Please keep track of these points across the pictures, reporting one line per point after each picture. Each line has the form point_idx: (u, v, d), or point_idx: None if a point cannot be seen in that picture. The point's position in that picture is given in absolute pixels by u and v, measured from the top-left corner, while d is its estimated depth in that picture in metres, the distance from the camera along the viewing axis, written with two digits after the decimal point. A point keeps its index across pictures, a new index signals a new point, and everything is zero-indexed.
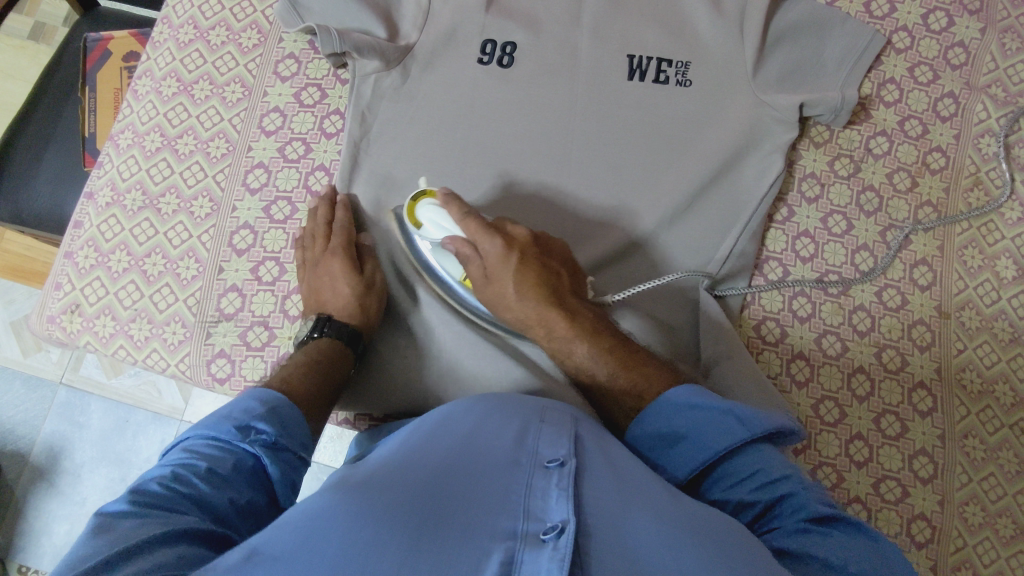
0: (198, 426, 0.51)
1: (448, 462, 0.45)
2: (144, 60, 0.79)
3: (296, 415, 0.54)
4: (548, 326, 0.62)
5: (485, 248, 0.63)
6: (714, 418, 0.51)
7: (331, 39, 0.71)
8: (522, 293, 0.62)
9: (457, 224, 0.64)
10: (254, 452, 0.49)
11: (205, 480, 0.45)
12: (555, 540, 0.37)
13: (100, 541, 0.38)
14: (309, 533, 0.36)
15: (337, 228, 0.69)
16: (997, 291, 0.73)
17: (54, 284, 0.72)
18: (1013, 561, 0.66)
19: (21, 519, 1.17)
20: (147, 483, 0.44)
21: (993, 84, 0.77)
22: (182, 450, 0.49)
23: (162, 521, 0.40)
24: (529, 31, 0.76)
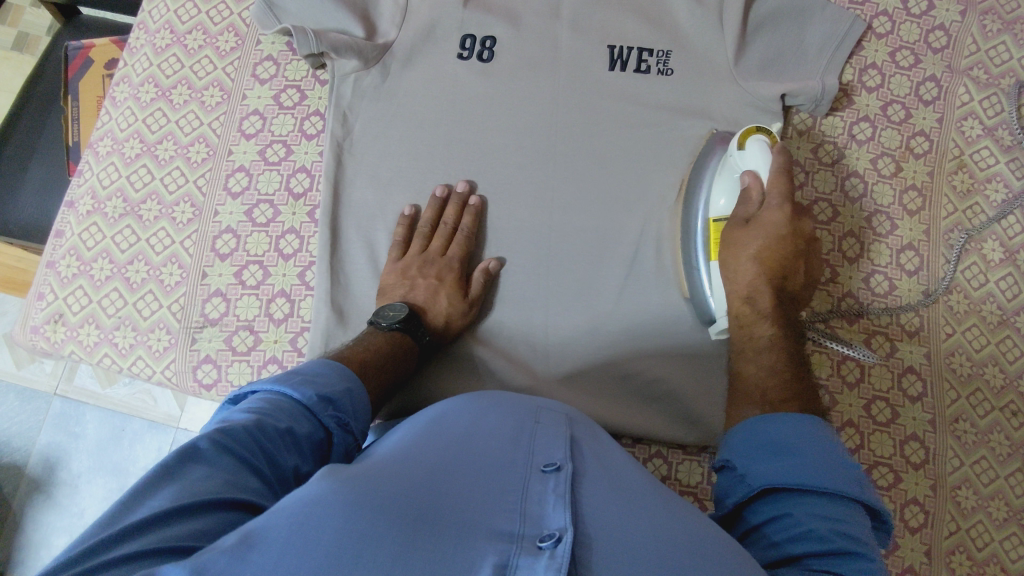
0: (277, 378, 0.51)
1: (446, 457, 0.45)
2: (122, 66, 0.78)
3: (365, 403, 0.55)
4: (749, 296, 0.61)
5: (771, 204, 0.62)
6: (834, 460, 0.47)
7: (308, 39, 0.70)
8: (760, 253, 0.61)
9: (771, 167, 0.62)
10: (328, 427, 0.50)
11: (281, 438, 0.45)
12: (552, 549, 0.37)
13: (167, 485, 0.39)
14: (305, 518, 0.36)
15: (461, 239, 0.70)
16: (984, 274, 0.73)
17: (38, 294, 0.72)
18: (1006, 544, 0.66)
19: (18, 531, 1.17)
20: (232, 422, 0.44)
21: (975, 66, 0.77)
22: (259, 399, 0.49)
23: (228, 477, 0.40)
24: (508, 25, 0.76)
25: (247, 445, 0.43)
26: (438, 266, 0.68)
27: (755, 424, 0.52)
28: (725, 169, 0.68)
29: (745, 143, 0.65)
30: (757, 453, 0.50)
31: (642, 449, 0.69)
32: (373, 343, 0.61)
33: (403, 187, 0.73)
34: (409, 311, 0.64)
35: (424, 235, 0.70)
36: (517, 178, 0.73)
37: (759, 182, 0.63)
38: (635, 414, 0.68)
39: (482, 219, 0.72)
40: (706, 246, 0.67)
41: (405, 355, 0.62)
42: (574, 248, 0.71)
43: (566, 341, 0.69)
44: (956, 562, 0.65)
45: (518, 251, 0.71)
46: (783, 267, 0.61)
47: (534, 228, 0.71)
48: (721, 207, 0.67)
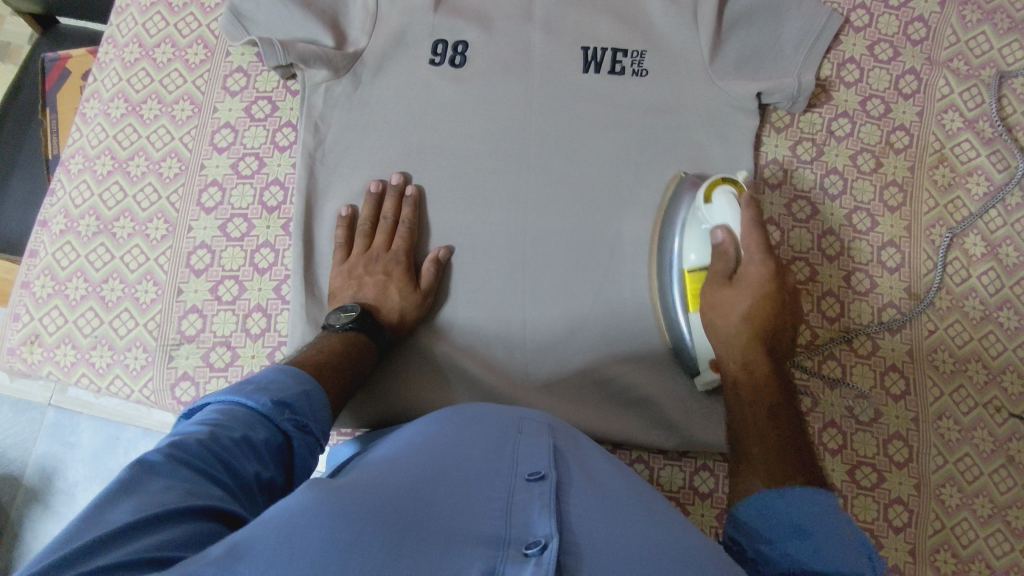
0: (229, 389, 0.51)
1: (428, 471, 0.44)
2: (91, 82, 0.78)
3: (323, 400, 0.55)
4: (746, 353, 0.60)
5: (751, 261, 0.62)
6: (846, 538, 0.44)
7: (275, 51, 0.70)
8: (751, 313, 0.61)
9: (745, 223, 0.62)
10: (286, 430, 0.50)
11: (237, 446, 0.45)
12: (538, 556, 0.36)
13: (125, 500, 0.38)
14: (289, 532, 0.35)
15: (404, 231, 0.70)
16: (967, 270, 0.72)
17: (14, 315, 0.71)
18: (991, 541, 0.66)
19: (16, 543, 1.18)
20: (185, 436, 0.44)
21: (955, 58, 0.76)
22: (212, 410, 0.48)
23: (187, 487, 0.40)
24: (480, 29, 0.75)
25: (201, 457, 0.43)
26: (384, 263, 0.69)
27: (757, 506, 0.48)
28: (693, 220, 0.66)
29: (712, 196, 0.64)
30: (764, 536, 0.46)
31: (625, 455, 0.69)
32: (327, 347, 0.61)
33: None
34: (361, 309, 0.64)
35: (366, 232, 0.70)
36: (491, 193, 0.72)
37: (733, 237, 0.63)
38: (623, 421, 0.68)
39: (422, 209, 0.72)
40: (683, 298, 0.66)
41: (362, 353, 0.62)
42: (552, 254, 0.70)
43: (545, 348, 0.69)
44: (941, 560, 0.65)
45: (494, 257, 0.70)
46: (771, 325, 0.61)
47: (508, 234, 0.71)
48: (693, 260, 0.65)
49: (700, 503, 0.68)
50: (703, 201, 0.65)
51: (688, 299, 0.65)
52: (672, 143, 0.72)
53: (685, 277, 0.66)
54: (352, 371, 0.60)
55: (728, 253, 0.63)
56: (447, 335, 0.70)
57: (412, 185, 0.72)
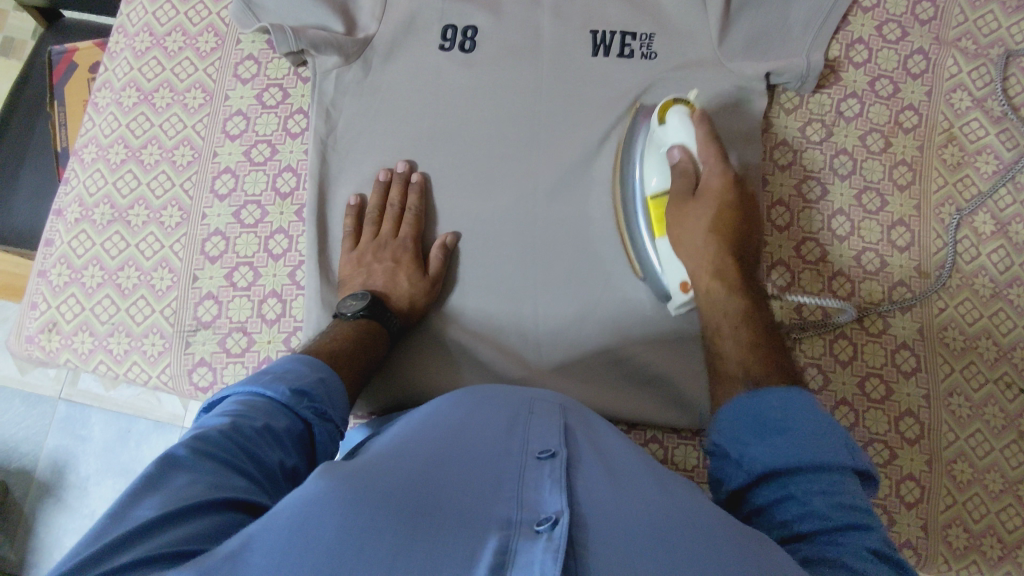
0: (248, 381, 0.51)
1: (440, 452, 0.45)
2: (103, 71, 0.78)
3: (339, 387, 0.55)
4: (717, 262, 0.62)
5: (710, 170, 0.64)
6: (823, 427, 0.47)
7: (286, 38, 0.70)
8: (715, 225, 0.63)
9: (699, 142, 0.65)
10: (305, 418, 0.50)
11: (259, 436, 0.46)
12: (549, 532, 0.36)
13: (153, 495, 0.38)
14: (304, 519, 0.36)
15: (411, 218, 0.70)
16: (976, 248, 0.72)
17: (31, 304, 0.72)
18: (1002, 515, 0.66)
19: (30, 535, 1.19)
20: (207, 428, 0.44)
21: (963, 37, 0.76)
22: (232, 403, 0.49)
23: (213, 479, 0.40)
24: (489, 14, 0.75)
25: (225, 449, 0.43)
26: (393, 249, 0.69)
27: (743, 408, 0.51)
28: (647, 146, 0.69)
29: (666, 118, 0.67)
30: (751, 435, 0.49)
31: (639, 434, 0.69)
32: (340, 334, 0.62)
33: None
34: (370, 297, 0.65)
35: (374, 220, 0.70)
36: (502, 178, 0.72)
37: (690, 154, 0.65)
38: (641, 401, 0.68)
39: (429, 196, 0.72)
40: (649, 225, 0.67)
41: (372, 341, 0.63)
42: (562, 236, 0.71)
43: (556, 328, 0.69)
44: (953, 535, 0.66)
45: (504, 242, 0.71)
46: (737, 240, 0.63)
47: (505, 215, 0.71)
48: (655, 184, 0.67)
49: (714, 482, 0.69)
50: (658, 124, 0.67)
51: (654, 224, 0.67)
52: None
53: (648, 201, 0.67)
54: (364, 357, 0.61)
55: (689, 170, 0.65)
56: (459, 320, 0.70)
57: (417, 172, 0.72)
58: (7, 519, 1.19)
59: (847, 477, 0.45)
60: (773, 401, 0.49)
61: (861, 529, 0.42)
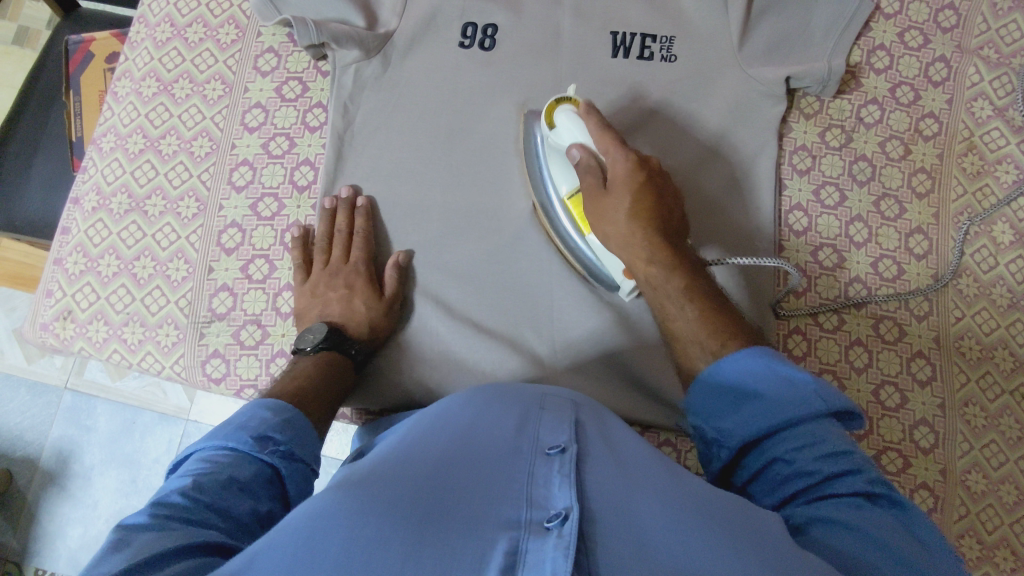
0: (208, 437, 0.49)
1: (449, 453, 0.44)
2: (123, 61, 0.78)
3: (308, 425, 0.53)
4: (647, 247, 0.59)
5: (614, 158, 0.61)
6: (785, 380, 0.48)
7: (308, 31, 0.70)
8: (634, 210, 0.59)
9: (593, 136, 0.62)
10: (272, 462, 0.48)
11: (224, 490, 0.43)
12: (558, 529, 0.36)
13: (119, 558, 0.36)
14: (312, 533, 0.35)
15: (359, 241, 0.69)
16: (995, 258, 0.72)
17: (46, 292, 0.72)
18: (1016, 527, 0.66)
19: (33, 523, 1.19)
20: (166, 493, 0.42)
21: (985, 46, 0.76)
22: (194, 461, 0.46)
23: (179, 533, 0.38)
24: (509, 12, 0.75)
25: (188, 507, 0.41)
26: (345, 275, 0.68)
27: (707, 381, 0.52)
28: (548, 150, 0.67)
29: (555, 120, 0.65)
30: (722, 407, 0.50)
31: (653, 437, 0.69)
32: (300, 371, 0.61)
33: (404, 176, 0.72)
34: (330, 328, 0.64)
35: (323, 249, 0.70)
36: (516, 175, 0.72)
37: (590, 150, 0.62)
38: (654, 404, 0.67)
39: (376, 215, 0.72)
40: (574, 223, 0.66)
41: (337, 372, 0.62)
42: None
43: (571, 322, 0.69)
44: (966, 545, 0.65)
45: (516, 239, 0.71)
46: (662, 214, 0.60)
47: (472, 257, 0.70)
48: (567, 189, 0.66)
49: None
50: (550, 128, 0.66)
51: (580, 222, 0.65)
52: (701, 129, 0.72)
53: (567, 203, 0.65)
54: (333, 387, 0.60)
55: (592, 165, 0.62)
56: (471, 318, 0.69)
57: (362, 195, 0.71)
58: (11, 507, 1.20)
59: (824, 419, 0.46)
60: (730, 369, 0.51)
61: (850, 472, 0.44)
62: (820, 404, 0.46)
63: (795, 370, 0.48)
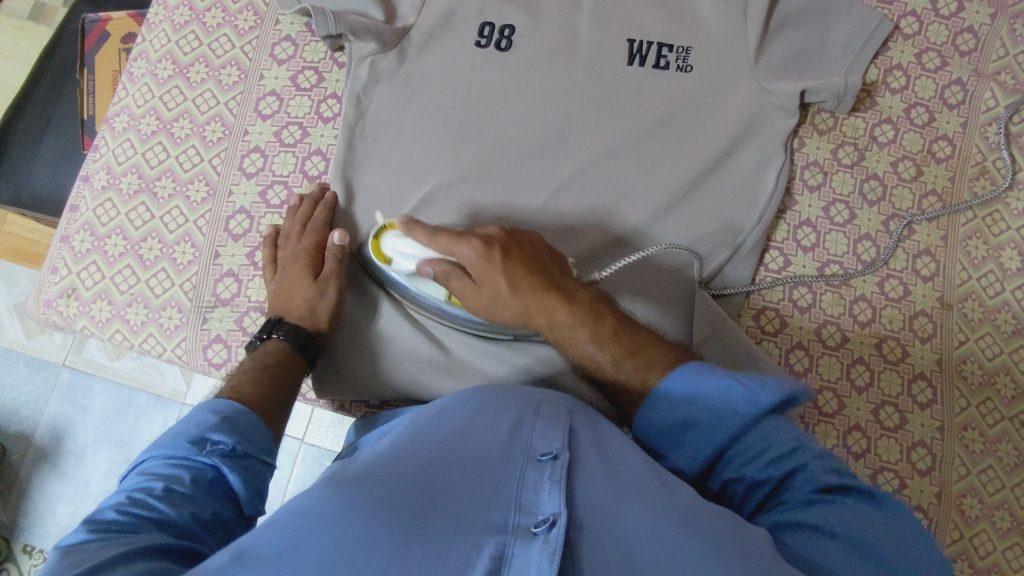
0: (151, 448, 0.47)
1: (440, 454, 0.44)
2: (140, 42, 0.78)
3: (254, 421, 0.52)
4: (542, 315, 0.59)
5: (466, 255, 0.60)
6: (721, 400, 0.48)
7: (326, 21, 0.70)
8: (513, 288, 0.58)
9: (428, 245, 0.62)
10: (213, 463, 0.46)
11: (165, 499, 0.42)
12: (545, 535, 0.36)
13: (61, 566, 0.35)
14: (299, 529, 0.35)
15: (296, 228, 0.68)
16: (1001, 283, 0.72)
17: (51, 268, 0.72)
18: (1009, 554, 0.66)
19: (23, 499, 1.18)
20: (105, 509, 0.41)
21: (1002, 71, 0.76)
22: (133, 475, 0.45)
23: (122, 542, 0.37)
24: (527, 14, 0.75)
25: (126, 521, 0.39)
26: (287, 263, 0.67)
27: (648, 415, 0.52)
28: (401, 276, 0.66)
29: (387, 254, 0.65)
30: (669, 440, 0.51)
31: None
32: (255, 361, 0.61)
33: (414, 173, 0.72)
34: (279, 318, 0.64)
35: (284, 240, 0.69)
36: (529, 175, 0.72)
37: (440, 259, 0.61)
38: None
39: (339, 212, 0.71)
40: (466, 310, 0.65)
41: (283, 361, 0.61)
42: (585, 238, 0.70)
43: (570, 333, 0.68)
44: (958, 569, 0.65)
45: None
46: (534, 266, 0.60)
47: None
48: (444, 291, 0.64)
49: None
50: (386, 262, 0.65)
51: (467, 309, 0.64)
52: (711, 139, 0.71)
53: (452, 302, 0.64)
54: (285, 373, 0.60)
55: (451, 270, 0.60)
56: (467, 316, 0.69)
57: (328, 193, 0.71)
58: (2, 483, 1.19)
59: (768, 418, 0.47)
60: (668, 398, 0.51)
61: (802, 469, 0.45)
62: (756, 410, 0.46)
63: (729, 384, 0.48)
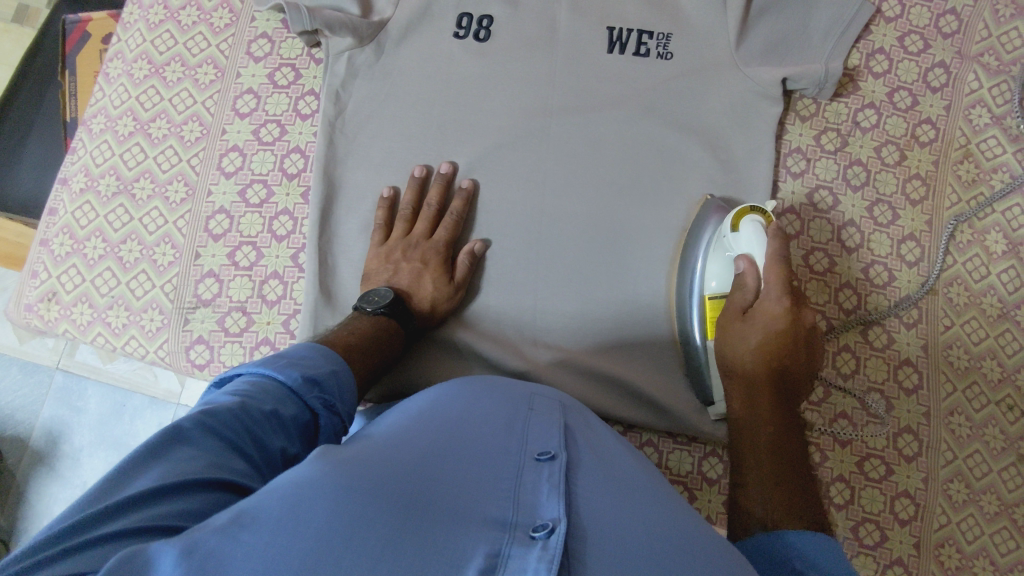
0: (261, 363, 0.50)
1: (439, 443, 0.43)
2: (115, 42, 0.78)
3: (351, 382, 0.54)
4: (748, 383, 0.59)
5: (768, 290, 0.59)
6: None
7: (301, 17, 0.69)
8: (760, 347, 0.58)
9: (767, 258, 0.59)
10: (313, 408, 0.49)
11: (266, 419, 0.45)
12: (545, 541, 0.35)
13: (152, 465, 0.38)
14: (300, 499, 0.35)
15: (449, 220, 0.69)
16: (986, 267, 0.71)
17: (32, 272, 0.72)
18: (996, 538, 0.66)
19: (20, 502, 1.19)
20: (216, 404, 0.44)
21: (985, 53, 0.75)
22: (242, 382, 0.48)
23: (212, 458, 0.40)
24: (505, 4, 0.74)
25: (229, 426, 0.43)
26: (423, 250, 0.67)
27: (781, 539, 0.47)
28: (723, 250, 0.64)
29: (740, 225, 0.62)
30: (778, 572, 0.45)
31: (634, 437, 0.68)
32: (359, 328, 0.61)
33: (395, 167, 0.72)
34: (395, 295, 0.64)
35: (407, 218, 0.69)
36: (515, 168, 0.71)
37: (751, 271, 0.60)
38: (637, 409, 0.67)
39: (473, 204, 0.71)
40: (701, 325, 0.64)
41: (381, 337, 0.61)
42: (571, 229, 0.70)
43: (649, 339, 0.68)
44: (945, 555, 0.65)
45: (508, 232, 0.70)
46: (785, 362, 0.58)
47: (574, 235, 0.70)
48: (714, 288, 0.64)
49: (708, 489, 0.67)
50: (731, 229, 0.62)
51: (707, 328, 0.64)
52: (693, 128, 0.71)
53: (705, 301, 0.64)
54: (383, 353, 0.60)
55: (746, 285, 0.60)
56: (476, 324, 0.69)
57: (467, 181, 0.71)
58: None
59: None
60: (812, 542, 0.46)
61: None
62: None
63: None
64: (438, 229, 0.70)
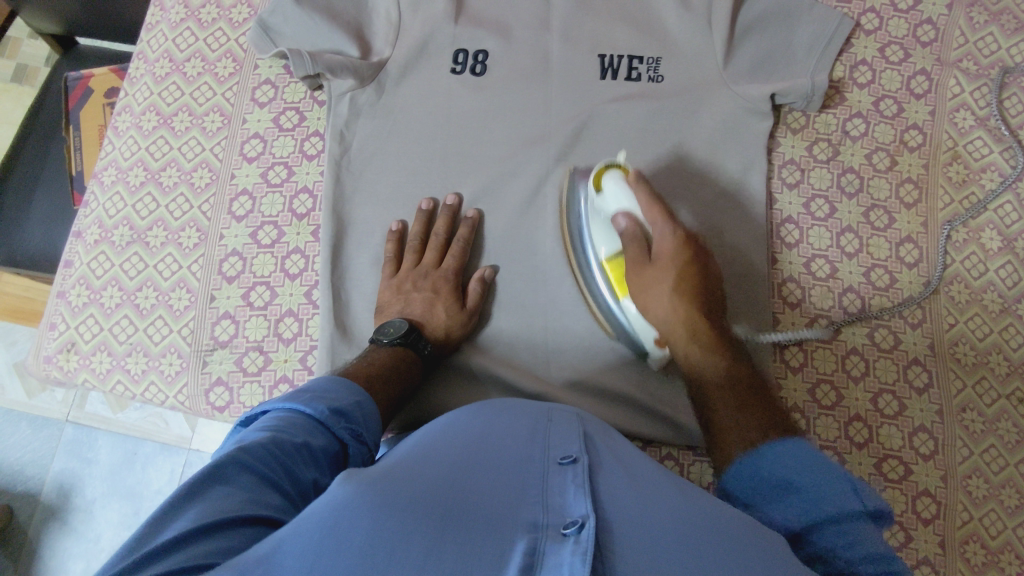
0: (287, 398, 0.51)
1: (464, 459, 0.44)
2: (123, 97, 0.80)
3: (374, 410, 0.55)
4: (686, 321, 0.59)
5: (661, 232, 0.63)
6: (830, 479, 0.45)
7: (303, 61, 0.72)
8: (678, 286, 0.60)
9: (640, 203, 0.64)
10: (342, 439, 0.50)
11: (297, 452, 0.46)
12: (577, 535, 0.36)
13: (191, 505, 0.39)
14: (337, 522, 0.35)
15: (457, 249, 0.71)
16: (984, 264, 0.73)
17: (50, 325, 0.73)
18: (1019, 531, 0.66)
19: (33, 560, 1.17)
20: (248, 440, 0.45)
21: (964, 58, 0.78)
22: (270, 417, 0.49)
23: (247, 492, 0.41)
24: (499, 38, 0.77)
25: (263, 461, 0.43)
26: (433, 279, 0.69)
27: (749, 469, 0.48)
28: (595, 217, 0.69)
29: (603, 185, 0.67)
30: (763, 496, 0.46)
31: (654, 451, 0.69)
32: (377, 359, 0.62)
33: (402, 201, 0.74)
34: (409, 324, 0.65)
35: (416, 249, 0.71)
36: (516, 197, 0.73)
37: (636, 219, 0.64)
38: (653, 424, 0.67)
39: (480, 230, 0.73)
40: (610, 288, 0.67)
41: (399, 366, 0.62)
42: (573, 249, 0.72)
43: None
44: (971, 551, 0.65)
45: (514, 258, 0.72)
46: (698, 286, 0.61)
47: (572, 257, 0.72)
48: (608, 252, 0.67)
49: None
50: (596, 191, 0.68)
51: (618, 286, 0.66)
52: (691, 145, 0.73)
53: (606, 267, 0.67)
54: (403, 382, 0.61)
55: (638, 236, 0.64)
56: (490, 350, 0.70)
57: (472, 211, 0.73)
58: (12, 545, 1.18)
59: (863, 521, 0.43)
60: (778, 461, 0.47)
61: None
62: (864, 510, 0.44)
63: (840, 474, 0.46)
64: (447, 256, 0.71)
